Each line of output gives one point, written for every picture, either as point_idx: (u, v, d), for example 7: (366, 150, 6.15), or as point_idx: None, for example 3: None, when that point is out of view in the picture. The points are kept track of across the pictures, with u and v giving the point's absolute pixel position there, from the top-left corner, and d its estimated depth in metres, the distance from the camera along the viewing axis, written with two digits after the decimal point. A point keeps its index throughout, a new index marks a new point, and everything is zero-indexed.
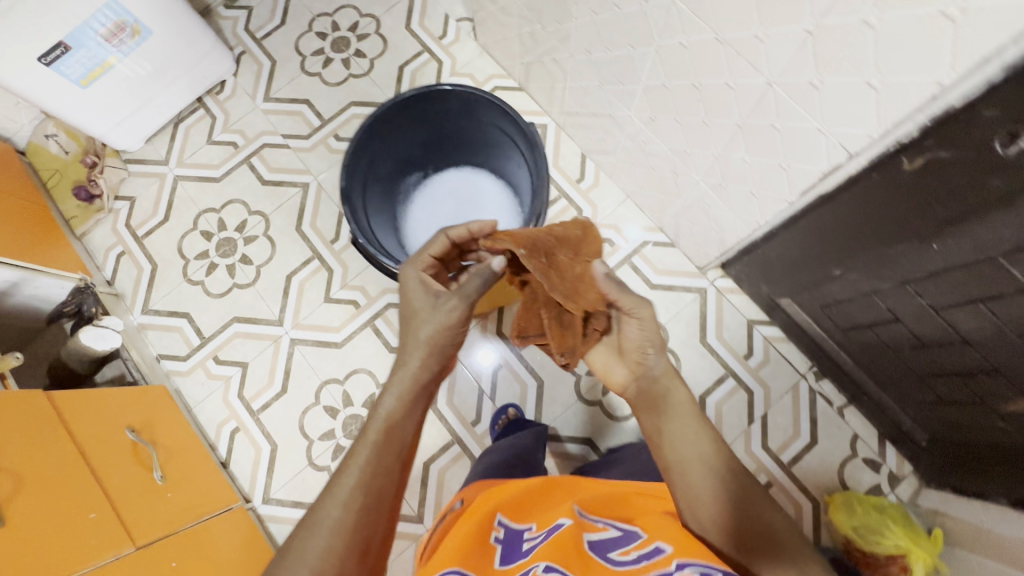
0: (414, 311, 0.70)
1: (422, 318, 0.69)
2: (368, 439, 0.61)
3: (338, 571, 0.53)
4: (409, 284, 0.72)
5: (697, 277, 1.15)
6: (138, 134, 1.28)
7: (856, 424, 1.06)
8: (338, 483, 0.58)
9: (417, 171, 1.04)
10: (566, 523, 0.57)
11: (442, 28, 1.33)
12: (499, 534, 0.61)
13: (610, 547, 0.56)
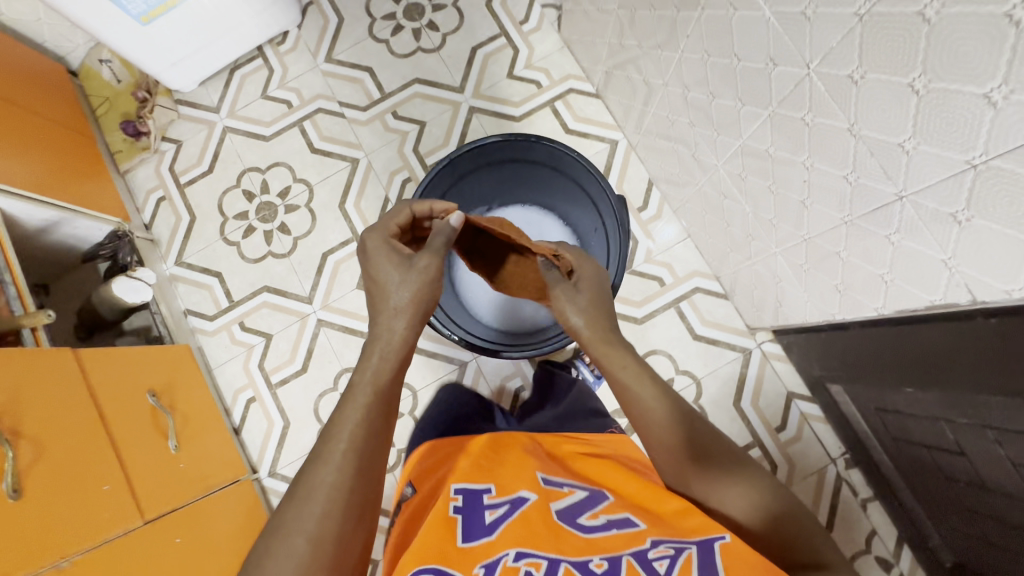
0: (382, 274, 0.64)
1: (393, 284, 0.63)
2: (351, 402, 0.57)
3: (337, 535, 0.51)
4: (375, 252, 0.66)
5: (744, 336, 1.09)
6: (193, 76, 1.22)
7: (876, 519, 1.02)
8: (329, 447, 0.54)
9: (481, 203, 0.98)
10: (531, 499, 0.58)
11: (524, 12, 1.22)
12: (457, 503, 0.59)
13: (576, 513, 0.57)
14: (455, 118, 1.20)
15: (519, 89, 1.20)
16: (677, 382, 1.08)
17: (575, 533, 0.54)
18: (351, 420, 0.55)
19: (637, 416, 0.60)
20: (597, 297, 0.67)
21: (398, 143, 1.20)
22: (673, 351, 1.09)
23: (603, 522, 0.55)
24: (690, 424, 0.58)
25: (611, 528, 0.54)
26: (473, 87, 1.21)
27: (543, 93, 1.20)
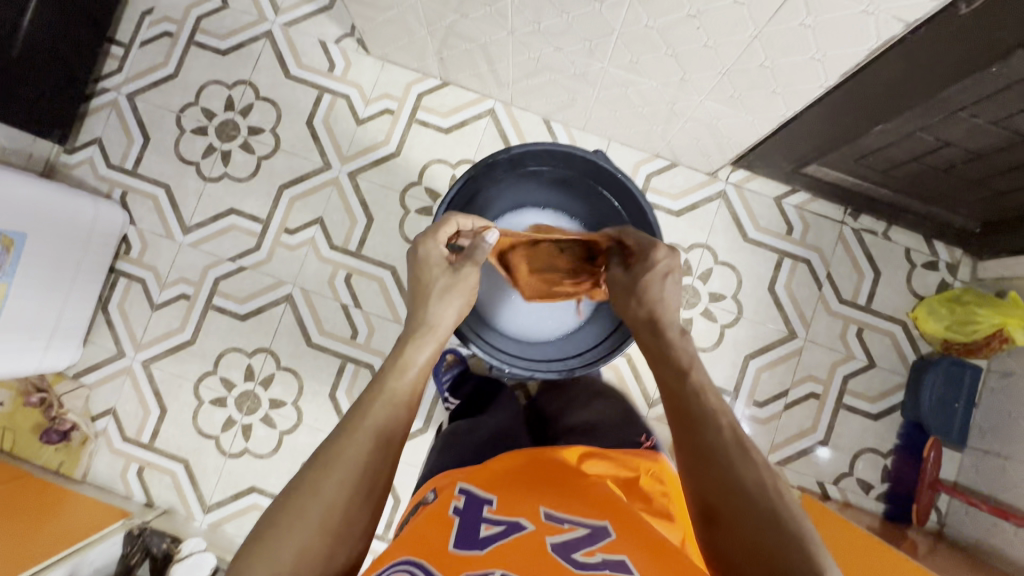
0: (422, 286, 0.67)
1: (436, 290, 0.67)
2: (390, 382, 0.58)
3: (347, 504, 0.49)
4: (419, 266, 0.69)
5: (711, 182, 1.12)
6: (73, 342, 1.07)
7: (903, 239, 1.11)
8: (368, 415, 0.54)
9: None
10: (526, 524, 0.50)
11: (325, 60, 1.15)
12: (458, 505, 0.54)
13: (575, 547, 0.47)
14: (343, 193, 1.12)
15: (377, 127, 1.14)
16: (693, 259, 1.11)
17: (566, 565, 0.45)
18: (384, 397, 0.56)
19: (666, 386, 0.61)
20: (654, 288, 0.69)
21: (312, 253, 1.11)
22: (671, 238, 1.11)
23: (599, 562, 0.45)
24: (724, 435, 0.54)
25: (606, 569, 0.45)
26: (336, 155, 1.13)
27: (400, 115, 1.14)
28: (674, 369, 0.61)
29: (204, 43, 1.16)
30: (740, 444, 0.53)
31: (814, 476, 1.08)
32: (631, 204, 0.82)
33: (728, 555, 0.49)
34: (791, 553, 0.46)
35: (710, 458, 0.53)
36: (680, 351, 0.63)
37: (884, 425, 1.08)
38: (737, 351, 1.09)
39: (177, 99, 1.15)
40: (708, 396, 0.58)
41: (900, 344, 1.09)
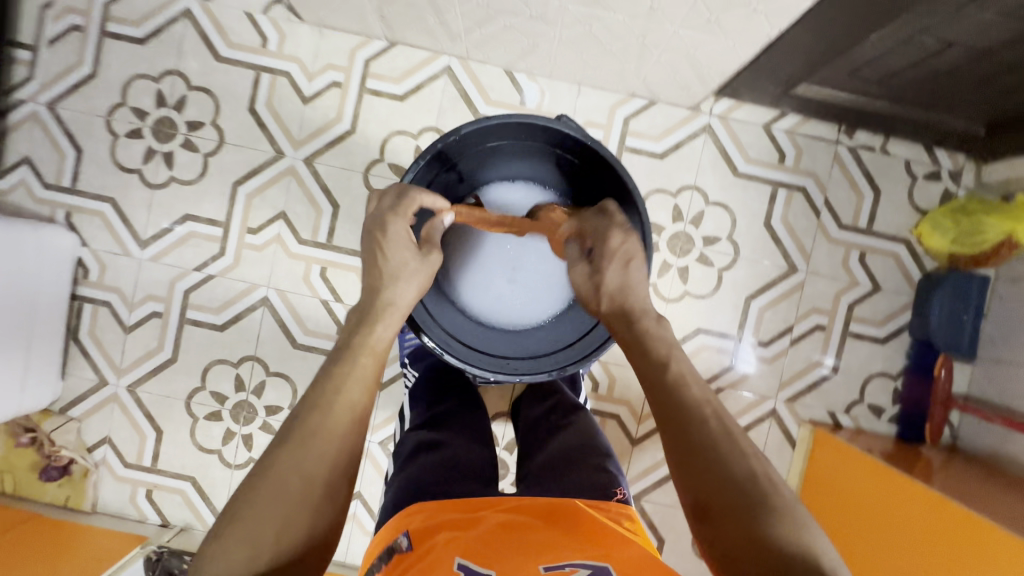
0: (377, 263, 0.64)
1: (409, 269, 0.65)
2: (358, 364, 0.56)
3: (327, 476, 0.49)
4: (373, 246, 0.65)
5: (694, 117, 1.03)
6: (50, 378, 1.02)
7: (902, 152, 1.04)
8: (339, 395, 0.53)
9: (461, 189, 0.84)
10: None
11: (256, 35, 1.03)
12: None
13: None
14: (302, 182, 1.04)
15: (326, 103, 1.04)
16: (683, 203, 1.04)
17: None
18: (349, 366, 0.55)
19: (648, 376, 0.59)
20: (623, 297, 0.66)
21: (281, 250, 1.05)
22: (658, 184, 1.04)
23: None
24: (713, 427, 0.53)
25: None
26: (287, 141, 1.04)
27: (349, 87, 1.04)
28: (652, 359, 0.59)
29: (119, 33, 1.04)
30: (726, 433, 0.53)
31: (825, 407, 1.07)
32: (604, 170, 0.76)
33: (729, 561, 0.47)
34: (784, 544, 0.46)
35: (701, 455, 0.52)
36: (654, 339, 0.61)
37: (893, 348, 1.06)
38: (738, 293, 1.05)
39: (102, 102, 1.04)
40: (690, 386, 0.57)
41: (904, 263, 1.05)
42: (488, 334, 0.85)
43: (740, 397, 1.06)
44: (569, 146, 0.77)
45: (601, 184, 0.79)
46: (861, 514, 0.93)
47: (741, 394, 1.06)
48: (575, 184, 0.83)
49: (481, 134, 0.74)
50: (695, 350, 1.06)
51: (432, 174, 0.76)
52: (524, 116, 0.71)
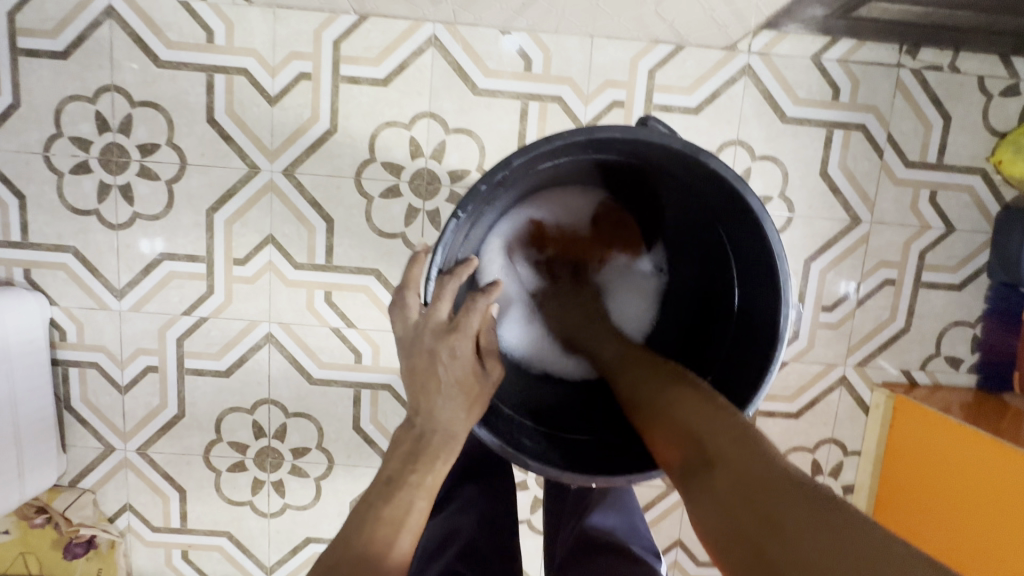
0: (425, 388, 0.54)
1: (459, 376, 0.54)
2: (414, 505, 0.50)
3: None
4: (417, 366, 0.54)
5: (731, 58, 0.88)
6: (50, 455, 0.92)
7: (974, 67, 0.89)
8: (382, 522, 0.48)
9: (520, 212, 0.65)
10: None
11: (199, 28, 0.86)
12: None
13: None
14: (286, 197, 0.90)
15: (297, 101, 0.88)
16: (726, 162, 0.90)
17: None
18: (395, 502, 0.49)
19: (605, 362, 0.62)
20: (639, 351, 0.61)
21: (277, 279, 0.92)
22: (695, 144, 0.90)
23: None
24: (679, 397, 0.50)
25: None
26: (260, 152, 0.89)
27: (320, 77, 0.87)
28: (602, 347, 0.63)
29: (34, 49, 0.86)
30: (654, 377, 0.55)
31: (899, 366, 0.98)
32: (712, 186, 0.56)
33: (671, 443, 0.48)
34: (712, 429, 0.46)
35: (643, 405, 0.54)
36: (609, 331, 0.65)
37: (970, 293, 0.95)
38: (797, 256, 0.93)
39: (36, 135, 0.88)
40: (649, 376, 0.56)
41: (980, 195, 0.93)
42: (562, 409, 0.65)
43: (806, 369, 0.97)
44: (660, 159, 0.57)
45: (708, 201, 0.59)
46: (949, 497, 0.85)
47: (807, 366, 0.97)
48: (664, 198, 0.65)
49: (538, 158, 0.54)
50: None
51: (477, 216, 0.57)
52: (598, 130, 0.51)
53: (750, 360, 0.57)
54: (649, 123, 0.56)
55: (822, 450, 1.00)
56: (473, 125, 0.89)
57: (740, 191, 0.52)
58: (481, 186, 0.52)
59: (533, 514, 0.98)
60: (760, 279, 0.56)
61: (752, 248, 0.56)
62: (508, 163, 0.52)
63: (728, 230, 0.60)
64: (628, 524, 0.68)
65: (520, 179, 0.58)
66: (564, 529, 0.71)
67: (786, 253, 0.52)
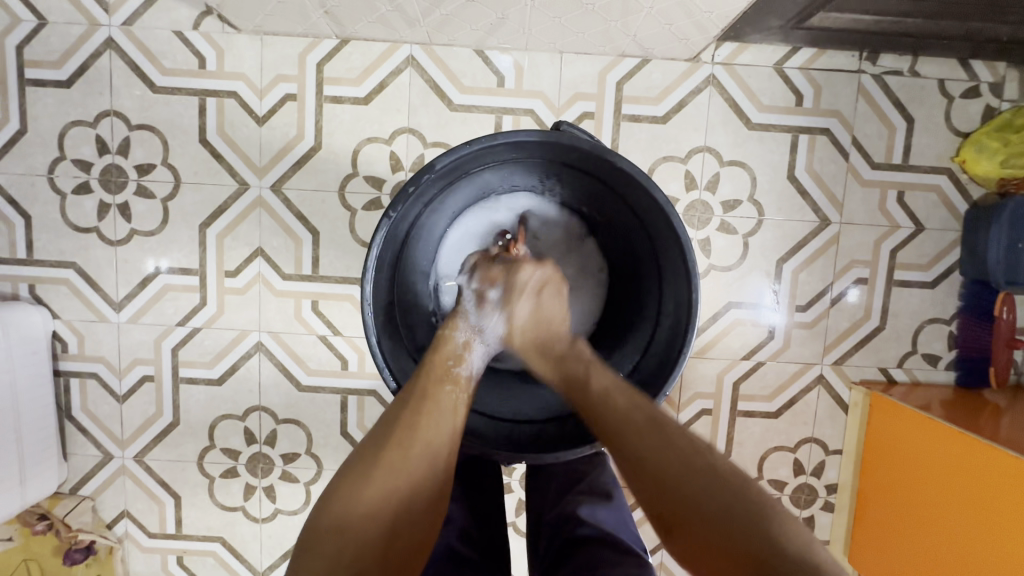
0: (441, 406, 0.54)
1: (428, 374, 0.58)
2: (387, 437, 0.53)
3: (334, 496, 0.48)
4: (430, 381, 0.55)
5: (695, 69, 0.92)
6: (51, 463, 0.96)
7: (934, 71, 0.92)
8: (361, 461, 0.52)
9: (454, 215, 0.70)
10: None
11: (191, 55, 0.91)
12: None
13: None
14: (274, 212, 0.94)
15: (283, 121, 0.93)
16: (695, 168, 0.93)
17: None
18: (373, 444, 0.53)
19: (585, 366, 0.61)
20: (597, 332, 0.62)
21: (266, 290, 0.96)
22: (664, 152, 0.93)
23: None
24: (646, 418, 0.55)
25: None
26: (249, 170, 0.94)
27: (305, 98, 0.92)
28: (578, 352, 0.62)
29: (40, 79, 0.92)
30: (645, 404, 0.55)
31: (876, 364, 0.99)
32: (625, 182, 0.63)
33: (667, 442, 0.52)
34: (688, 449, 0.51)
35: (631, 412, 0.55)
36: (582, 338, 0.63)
37: (944, 291, 0.97)
38: (768, 257, 0.95)
39: (40, 158, 0.94)
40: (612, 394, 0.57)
41: (948, 195, 0.95)
42: (506, 398, 0.71)
43: (783, 368, 0.98)
44: (577, 157, 0.62)
45: (626, 194, 0.65)
46: (920, 491, 0.87)
47: (783, 365, 0.98)
48: (589, 197, 0.70)
49: (461, 162, 0.61)
50: (728, 328, 0.97)
51: (409, 217, 0.63)
52: (513, 135, 0.57)
53: (675, 338, 0.62)
54: (564, 127, 0.63)
55: (804, 449, 1.01)
56: (450, 139, 0.93)
57: (647, 186, 0.59)
58: (410, 188, 0.58)
59: (519, 517, 1.00)
60: (674, 261, 0.62)
61: (666, 238, 0.62)
62: (430, 165, 0.58)
63: (645, 225, 0.66)
64: (614, 518, 0.71)
65: (449, 182, 0.65)
66: (547, 515, 0.74)
67: (691, 240, 0.58)
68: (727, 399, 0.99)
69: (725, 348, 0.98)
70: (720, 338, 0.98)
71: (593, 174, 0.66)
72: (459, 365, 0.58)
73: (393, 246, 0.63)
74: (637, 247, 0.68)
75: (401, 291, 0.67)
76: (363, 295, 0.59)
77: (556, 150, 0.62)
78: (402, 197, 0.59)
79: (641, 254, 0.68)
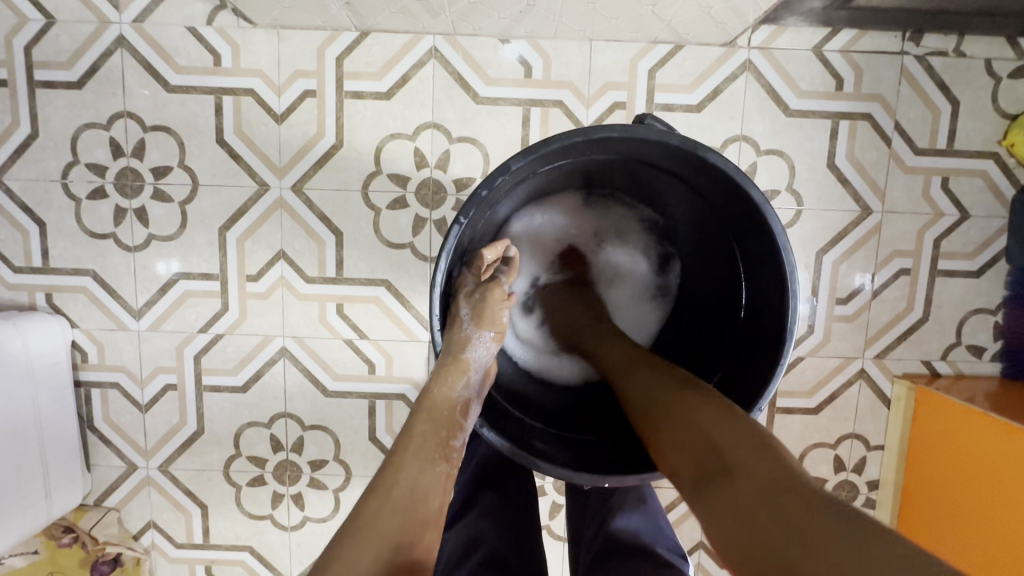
0: (427, 482, 0.53)
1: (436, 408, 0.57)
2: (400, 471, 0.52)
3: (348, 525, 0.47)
4: (418, 464, 0.53)
5: (730, 54, 0.88)
6: (75, 475, 0.94)
7: (981, 51, 0.88)
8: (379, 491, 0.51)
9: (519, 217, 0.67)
10: None
11: (205, 51, 0.88)
12: None
13: None
14: (295, 213, 0.91)
15: (303, 118, 0.89)
16: (731, 158, 0.90)
17: None
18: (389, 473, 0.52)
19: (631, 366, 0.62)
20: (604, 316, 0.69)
21: (289, 294, 0.93)
22: (699, 141, 0.90)
23: None
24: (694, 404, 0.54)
25: None
26: (269, 170, 0.90)
27: (325, 95, 0.89)
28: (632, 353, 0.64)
29: (50, 80, 0.89)
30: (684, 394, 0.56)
31: (919, 357, 0.96)
32: (709, 180, 0.59)
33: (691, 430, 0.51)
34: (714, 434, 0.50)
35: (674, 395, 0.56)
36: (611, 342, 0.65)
37: (990, 280, 0.93)
38: (807, 249, 0.92)
39: (53, 163, 0.91)
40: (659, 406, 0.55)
41: (994, 180, 0.91)
42: (561, 414, 0.68)
43: (823, 363, 0.95)
44: (658, 155, 0.59)
45: (710, 192, 0.61)
46: (970, 490, 0.84)
47: (823, 360, 0.95)
48: (663, 193, 0.66)
49: (534, 164, 0.57)
50: None
51: (476, 224, 0.60)
52: (596, 133, 0.53)
53: (763, 346, 0.59)
54: (646, 122, 0.59)
55: (844, 445, 0.98)
56: (477, 134, 0.90)
57: (741, 183, 0.54)
58: (481, 192, 0.54)
59: (553, 520, 0.97)
60: (763, 263, 0.59)
61: (754, 239, 0.59)
62: (507, 167, 0.54)
63: (729, 223, 0.62)
64: (651, 524, 0.69)
65: (517, 187, 0.61)
66: (587, 530, 0.72)
67: (789, 242, 0.54)
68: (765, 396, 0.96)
69: None
70: None
71: (673, 173, 0.62)
72: (455, 436, 0.57)
73: (459, 254, 0.60)
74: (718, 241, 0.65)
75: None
76: (431, 310, 0.56)
77: (637, 148, 0.58)
78: (477, 207, 0.56)
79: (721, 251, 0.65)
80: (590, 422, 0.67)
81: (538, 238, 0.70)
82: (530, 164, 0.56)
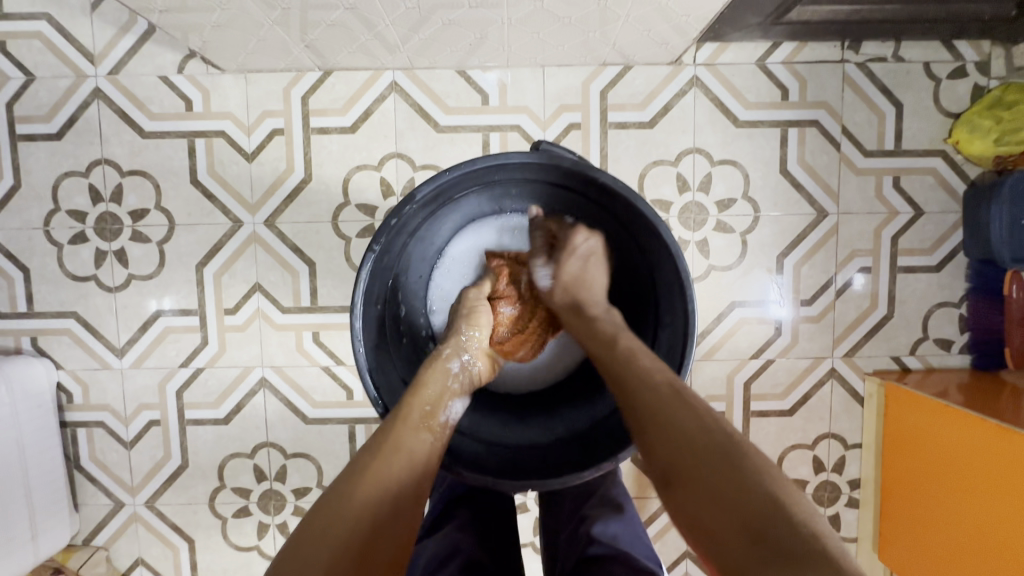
0: (417, 446, 0.54)
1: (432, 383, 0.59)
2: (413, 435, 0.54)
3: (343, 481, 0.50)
4: (405, 427, 0.54)
5: (678, 72, 0.92)
6: (63, 516, 0.95)
7: (919, 55, 0.92)
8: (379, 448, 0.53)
9: (439, 241, 0.72)
10: None
11: (177, 98, 0.92)
12: None
13: None
14: (269, 246, 0.94)
15: (273, 156, 0.93)
16: (686, 170, 0.93)
17: None
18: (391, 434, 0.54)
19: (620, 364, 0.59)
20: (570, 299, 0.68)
21: (266, 325, 0.96)
22: (654, 155, 0.93)
23: None
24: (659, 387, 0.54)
25: None
26: (242, 207, 0.94)
27: (293, 132, 0.93)
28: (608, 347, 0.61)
29: (32, 134, 0.93)
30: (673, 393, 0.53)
31: (888, 353, 0.97)
32: (608, 197, 0.64)
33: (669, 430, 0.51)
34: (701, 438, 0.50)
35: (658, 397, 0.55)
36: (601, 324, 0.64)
37: (950, 273, 0.95)
38: (767, 253, 0.94)
39: (36, 211, 0.95)
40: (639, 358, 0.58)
41: (944, 176, 0.94)
42: (503, 427, 0.70)
43: (793, 365, 0.97)
44: (559, 174, 0.64)
45: (612, 209, 0.66)
46: (940, 479, 0.85)
47: (794, 361, 0.97)
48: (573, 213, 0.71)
49: (443, 188, 0.62)
50: (733, 328, 0.96)
51: (396, 248, 0.64)
52: (493, 158, 0.58)
53: (673, 355, 0.62)
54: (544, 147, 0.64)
55: (822, 446, 0.98)
56: (439, 161, 0.93)
57: (631, 198, 0.60)
58: (392, 220, 0.59)
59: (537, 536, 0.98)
60: (666, 273, 0.63)
61: (654, 248, 0.63)
62: (413, 195, 0.59)
63: (634, 237, 0.67)
64: (630, 529, 0.68)
65: (433, 210, 0.66)
66: (563, 535, 0.73)
67: (682, 250, 0.59)
68: (739, 400, 0.97)
69: (733, 350, 0.96)
70: (726, 338, 0.96)
71: (576, 191, 0.67)
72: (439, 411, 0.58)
73: (381, 278, 0.63)
74: (628, 254, 0.69)
75: (395, 312, 0.68)
76: (352, 331, 0.59)
77: (538, 169, 0.63)
78: (390, 232, 0.60)
79: (633, 267, 0.69)
80: (531, 433, 0.70)
81: (465, 257, 0.75)
82: (436, 191, 0.61)
